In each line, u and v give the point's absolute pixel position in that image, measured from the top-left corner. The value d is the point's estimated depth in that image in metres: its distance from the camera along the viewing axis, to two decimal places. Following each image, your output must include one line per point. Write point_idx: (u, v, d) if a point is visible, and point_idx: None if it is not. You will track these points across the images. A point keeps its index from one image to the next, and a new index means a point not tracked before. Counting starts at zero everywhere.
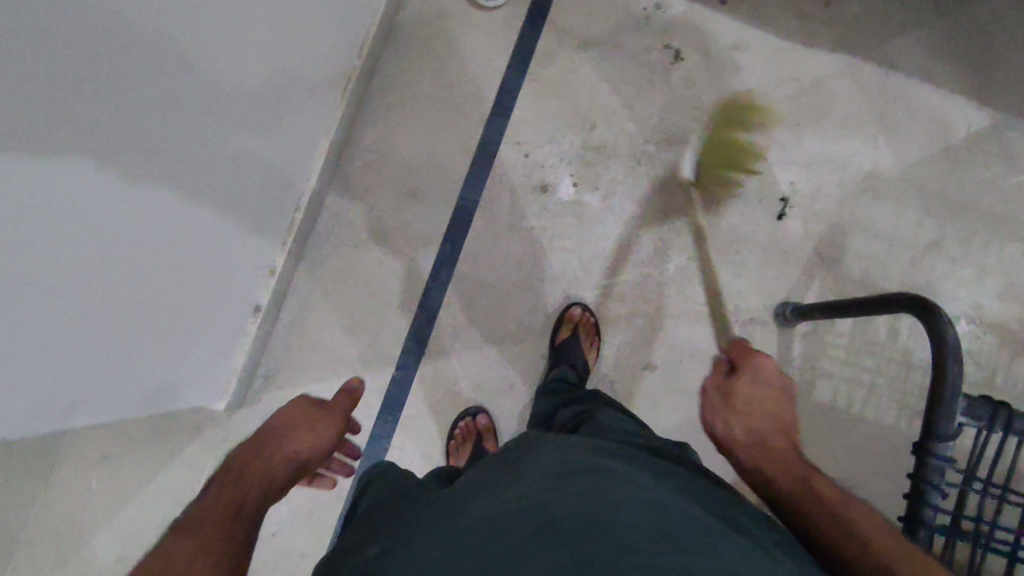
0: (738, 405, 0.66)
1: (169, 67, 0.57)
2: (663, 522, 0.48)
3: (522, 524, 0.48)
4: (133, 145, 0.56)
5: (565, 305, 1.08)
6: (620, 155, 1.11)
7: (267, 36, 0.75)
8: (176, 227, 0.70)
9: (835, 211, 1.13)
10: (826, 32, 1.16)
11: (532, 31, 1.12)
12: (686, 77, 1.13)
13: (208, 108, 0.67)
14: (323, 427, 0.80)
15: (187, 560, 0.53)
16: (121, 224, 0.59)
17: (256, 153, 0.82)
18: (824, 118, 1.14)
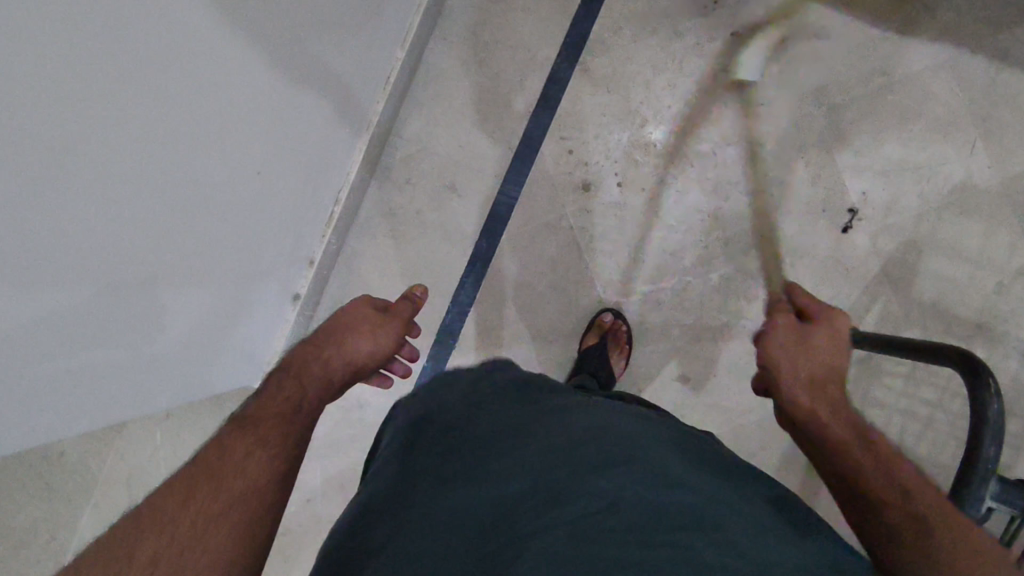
0: (807, 349, 0.64)
1: (180, 50, 0.60)
2: (665, 493, 0.49)
3: (526, 503, 0.49)
4: (156, 117, 0.60)
5: (598, 310, 1.06)
6: (671, 154, 1.05)
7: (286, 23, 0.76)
8: (216, 177, 0.74)
9: (911, 226, 1.01)
10: (927, 18, 1.02)
11: (586, 18, 1.07)
12: (752, 70, 1.04)
13: (235, 78, 0.70)
14: (388, 330, 0.78)
15: (241, 456, 0.54)
16: (159, 172, 0.63)
17: (300, 109, 0.86)
18: (912, 119, 1.02)
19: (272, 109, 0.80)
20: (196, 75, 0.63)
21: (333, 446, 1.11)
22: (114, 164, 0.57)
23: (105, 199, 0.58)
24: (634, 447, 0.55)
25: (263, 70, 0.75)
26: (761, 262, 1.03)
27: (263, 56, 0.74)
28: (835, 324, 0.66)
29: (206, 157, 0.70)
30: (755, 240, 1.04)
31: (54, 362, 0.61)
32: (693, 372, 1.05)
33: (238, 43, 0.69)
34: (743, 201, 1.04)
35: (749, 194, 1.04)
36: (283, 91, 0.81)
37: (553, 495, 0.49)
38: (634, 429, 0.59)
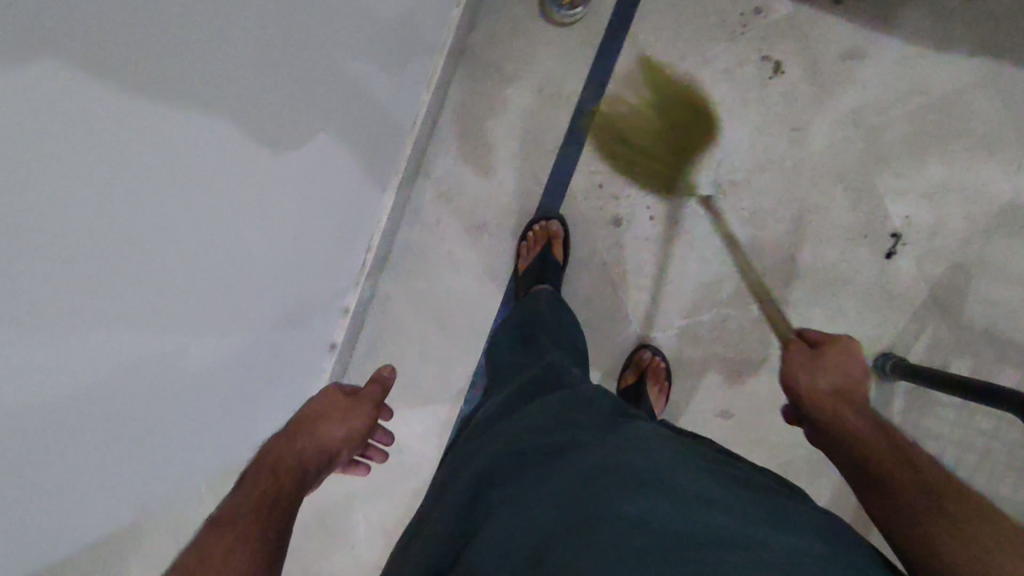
0: (823, 364, 0.65)
1: (238, 135, 0.60)
2: (700, 518, 0.51)
3: (561, 530, 0.52)
4: (212, 200, 0.60)
5: (637, 346, 1.04)
6: (704, 185, 1.03)
7: (326, 91, 0.76)
8: (261, 244, 0.75)
9: (958, 249, 0.98)
10: (968, 33, 0.98)
11: (612, 48, 1.05)
12: (786, 95, 1.01)
13: (284, 152, 0.71)
14: (361, 411, 0.83)
15: (221, 559, 0.56)
16: (213, 251, 0.64)
17: (343, 171, 0.89)
18: (955, 138, 0.98)
19: (318, 175, 0.83)
20: (254, 167, 0.66)
21: (375, 491, 1.10)
22: (173, 249, 0.57)
23: (173, 301, 0.61)
24: (655, 463, 0.57)
25: (311, 150, 0.77)
26: (802, 291, 1.01)
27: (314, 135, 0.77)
28: (848, 343, 0.66)
29: (261, 239, 0.74)
30: (794, 270, 1.01)
31: (123, 462, 0.64)
32: (737, 406, 1.02)
33: (287, 132, 0.71)
34: (780, 230, 1.02)
35: (787, 223, 1.01)
36: (327, 165, 0.84)
37: (586, 520, 0.52)
38: (660, 442, 0.62)
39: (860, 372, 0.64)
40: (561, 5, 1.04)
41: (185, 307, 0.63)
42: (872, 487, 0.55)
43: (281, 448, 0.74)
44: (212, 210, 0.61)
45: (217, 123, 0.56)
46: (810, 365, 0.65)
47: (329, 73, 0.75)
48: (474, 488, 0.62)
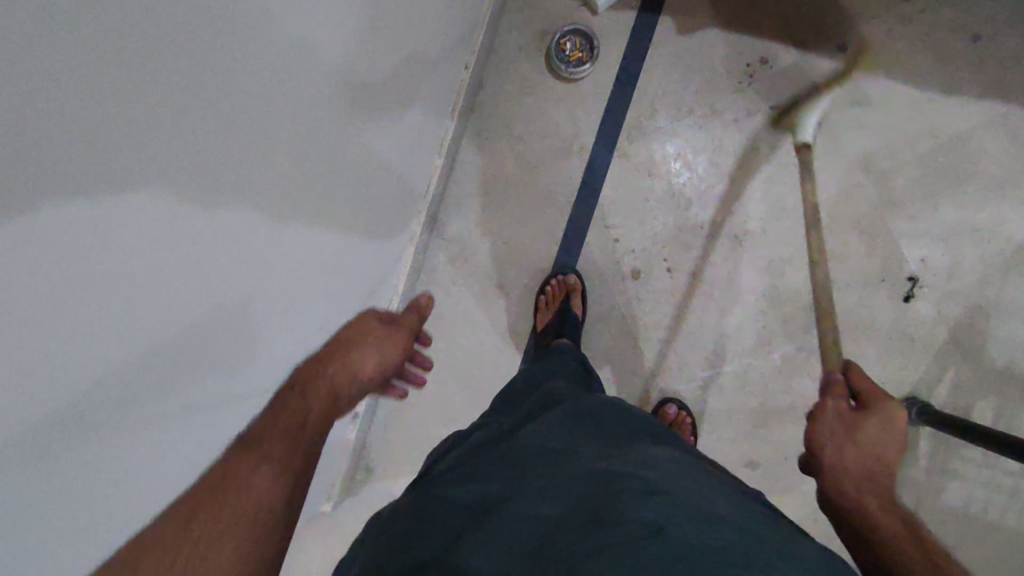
0: (858, 435, 0.64)
1: (267, 232, 0.58)
2: (717, 528, 0.45)
3: (568, 527, 0.46)
4: (243, 298, 0.57)
5: (660, 400, 1.04)
6: (719, 235, 1.03)
7: (351, 180, 0.76)
8: (287, 334, 0.72)
9: (975, 290, 0.99)
10: (975, 75, 0.99)
11: (620, 102, 1.05)
12: (796, 143, 1.02)
13: (310, 239, 0.69)
14: (398, 338, 0.78)
15: (243, 480, 0.46)
16: (242, 352, 0.61)
17: (359, 247, 0.86)
18: (966, 180, 0.99)
19: (340, 256, 0.80)
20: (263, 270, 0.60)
21: None
22: (207, 362, 0.54)
23: (183, 422, 0.53)
24: (678, 482, 0.50)
25: (325, 237, 0.73)
26: None
27: (331, 224, 0.74)
28: (891, 413, 0.65)
29: (274, 327, 0.67)
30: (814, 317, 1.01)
31: None
32: (763, 455, 1.03)
33: (301, 226, 0.65)
34: (798, 277, 1.02)
35: (804, 270, 1.02)
36: (340, 244, 0.79)
37: (597, 521, 0.45)
38: (685, 465, 0.55)
39: (894, 451, 0.63)
40: (567, 60, 1.04)
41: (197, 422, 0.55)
42: (869, 545, 0.54)
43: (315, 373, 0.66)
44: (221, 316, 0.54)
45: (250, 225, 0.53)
46: (843, 430, 0.65)
47: (354, 166, 0.75)
48: (468, 487, 0.55)
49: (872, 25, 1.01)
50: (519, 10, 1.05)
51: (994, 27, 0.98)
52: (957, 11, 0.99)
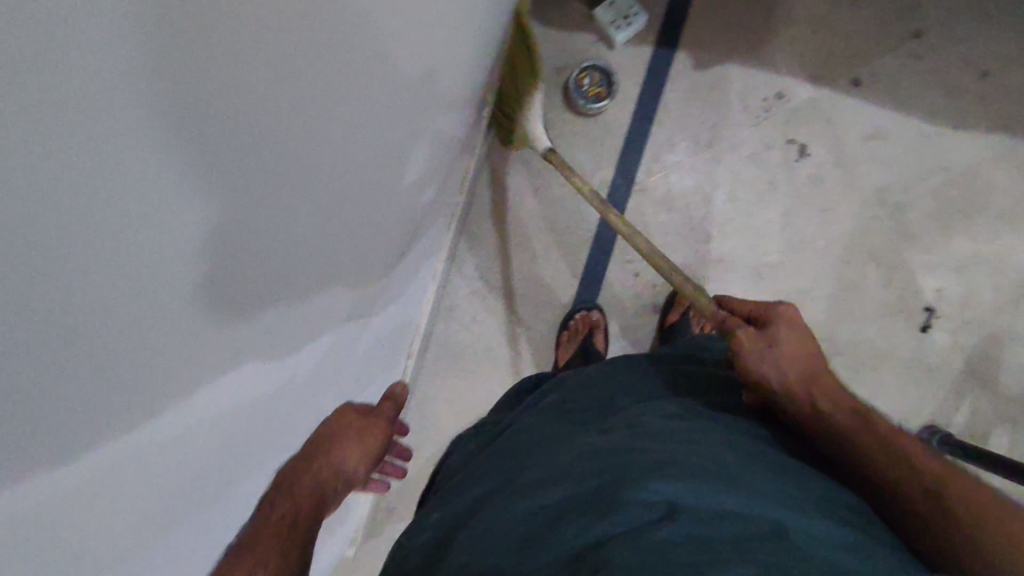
0: (783, 350, 0.60)
1: (337, 241, 0.58)
2: (727, 496, 0.45)
3: (576, 506, 0.47)
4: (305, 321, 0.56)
5: (668, 304, 1.03)
6: (740, 267, 1.04)
7: (398, 214, 0.75)
8: (347, 347, 0.72)
9: (990, 319, 1.01)
10: (985, 109, 1.01)
11: (639, 137, 1.05)
12: (813, 176, 1.03)
13: (371, 249, 0.69)
14: (371, 435, 0.80)
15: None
16: (302, 375, 0.61)
17: (406, 269, 0.87)
18: (980, 211, 1.01)
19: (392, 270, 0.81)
20: (331, 283, 0.60)
21: None
22: (263, 395, 0.53)
23: (255, 436, 0.55)
24: (697, 451, 0.51)
25: (383, 244, 0.73)
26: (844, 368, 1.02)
27: (387, 237, 0.74)
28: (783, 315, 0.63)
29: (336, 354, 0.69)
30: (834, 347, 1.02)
31: None
32: None
33: (365, 233, 0.65)
34: (818, 308, 1.03)
35: (823, 301, 1.03)
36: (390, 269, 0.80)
37: (603, 499, 0.46)
38: (704, 424, 0.56)
39: (812, 346, 0.62)
40: (586, 96, 1.04)
41: (266, 439, 0.58)
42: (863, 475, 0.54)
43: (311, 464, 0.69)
44: (294, 339, 0.55)
45: (325, 232, 0.53)
46: (768, 353, 0.60)
47: (395, 214, 0.74)
48: (491, 480, 0.58)
49: (884, 60, 1.02)
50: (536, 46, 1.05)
51: (1002, 61, 1.01)
52: (966, 47, 1.02)
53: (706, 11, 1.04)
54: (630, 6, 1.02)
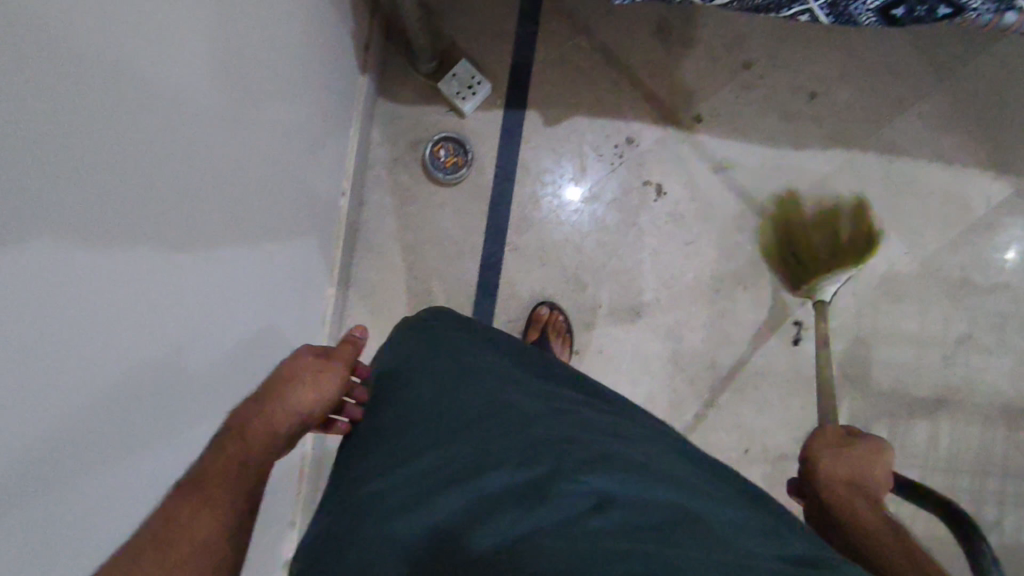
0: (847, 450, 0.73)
1: (183, 179, 0.55)
2: (656, 488, 0.50)
3: (515, 497, 0.49)
4: (163, 237, 0.53)
5: (534, 305, 1.06)
6: (618, 310, 1.07)
7: (257, 207, 0.73)
8: (230, 284, 0.68)
9: (854, 323, 1.07)
10: (818, 128, 1.08)
11: (503, 199, 1.07)
12: (673, 213, 1.07)
13: (232, 215, 0.66)
14: (326, 380, 0.65)
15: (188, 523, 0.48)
16: (177, 300, 0.56)
17: (284, 248, 0.82)
18: (830, 223, 1.07)
19: (267, 226, 0.77)
20: (185, 228, 0.56)
21: None
22: (131, 320, 0.49)
23: (135, 383, 0.50)
24: (622, 446, 0.56)
25: (246, 199, 0.70)
26: (729, 391, 1.07)
27: (250, 208, 0.71)
28: (876, 443, 0.73)
29: (215, 273, 0.64)
30: (718, 373, 1.07)
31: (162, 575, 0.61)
32: None
33: (218, 204, 0.63)
34: (698, 338, 1.07)
35: (701, 331, 1.07)
36: (261, 258, 0.76)
37: (541, 494, 0.48)
38: (602, 425, 0.62)
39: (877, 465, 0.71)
40: (443, 167, 1.05)
41: (168, 418, 0.56)
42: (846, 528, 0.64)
43: (267, 410, 0.61)
44: (158, 317, 0.53)
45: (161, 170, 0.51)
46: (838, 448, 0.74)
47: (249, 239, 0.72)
48: (433, 449, 0.57)
49: (719, 95, 1.08)
50: (386, 124, 1.06)
51: (824, 83, 1.08)
52: (792, 73, 1.08)
53: (547, 69, 1.07)
54: (472, 75, 1.04)
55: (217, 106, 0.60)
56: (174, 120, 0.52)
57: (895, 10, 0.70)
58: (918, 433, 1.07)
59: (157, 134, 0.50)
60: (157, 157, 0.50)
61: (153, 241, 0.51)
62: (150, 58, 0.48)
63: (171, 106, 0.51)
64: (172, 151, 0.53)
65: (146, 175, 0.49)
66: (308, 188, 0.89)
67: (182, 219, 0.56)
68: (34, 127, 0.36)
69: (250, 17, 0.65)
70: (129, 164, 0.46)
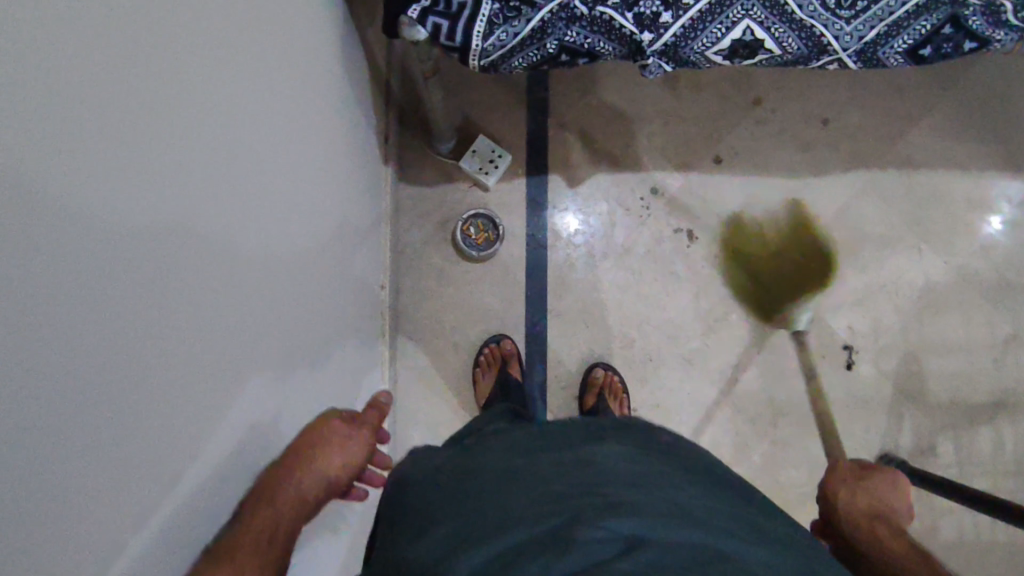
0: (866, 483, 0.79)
1: (268, 302, 0.55)
2: (690, 534, 0.47)
3: (533, 549, 0.46)
4: (263, 349, 0.54)
5: (588, 367, 1.05)
6: (669, 360, 1.07)
7: (318, 319, 0.72)
8: (305, 379, 0.68)
9: (902, 339, 1.07)
10: (835, 153, 1.09)
11: (538, 266, 1.06)
12: (708, 255, 1.08)
13: (300, 331, 0.66)
14: (355, 447, 0.68)
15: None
16: (274, 393, 0.57)
17: (340, 350, 0.81)
18: (862, 245, 1.08)
19: (328, 333, 0.76)
20: (272, 348, 0.57)
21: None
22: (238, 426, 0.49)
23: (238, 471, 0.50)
24: (652, 492, 0.52)
25: (310, 312, 0.69)
26: (791, 426, 1.06)
27: (313, 321, 0.70)
28: (894, 477, 0.81)
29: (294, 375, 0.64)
30: (776, 410, 1.06)
31: None
32: None
33: (290, 327, 0.62)
34: (752, 377, 1.06)
35: (754, 369, 1.06)
36: (323, 375, 0.75)
37: (563, 542, 0.45)
38: (663, 467, 0.58)
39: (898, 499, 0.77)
40: (475, 244, 1.04)
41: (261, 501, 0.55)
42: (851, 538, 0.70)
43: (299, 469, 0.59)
44: (260, 412, 0.53)
45: (256, 298, 0.52)
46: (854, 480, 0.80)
47: (315, 355, 0.71)
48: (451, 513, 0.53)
49: (735, 134, 1.09)
50: (412, 207, 1.06)
51: (835, 108, 1.10)
52: (802, 103, 1.09)
53: (562, 132, 1.08)
54: (492, 149, 1.05)
55: (281, 239, 0.59)
56: (251, 259, 0.50)
57: (923, 50, 0.73)
58: (983, 439, 1.07)
59: (237, 279, 0.47)
60: (246, 293, 0.49)
61: (239, 387, 0.48)
62: (232, 201, 0.46)
63: (254, 244, 0.51)
64: (258, 291, 0.52)
65: (240, 319, 0.48)
66: (354, 289, 0.87)
67: (261, 349, 0.54)
68: (172, 297, 0.37)
69: (299, 146, 0.65)
70: (218, 325, 0.44)
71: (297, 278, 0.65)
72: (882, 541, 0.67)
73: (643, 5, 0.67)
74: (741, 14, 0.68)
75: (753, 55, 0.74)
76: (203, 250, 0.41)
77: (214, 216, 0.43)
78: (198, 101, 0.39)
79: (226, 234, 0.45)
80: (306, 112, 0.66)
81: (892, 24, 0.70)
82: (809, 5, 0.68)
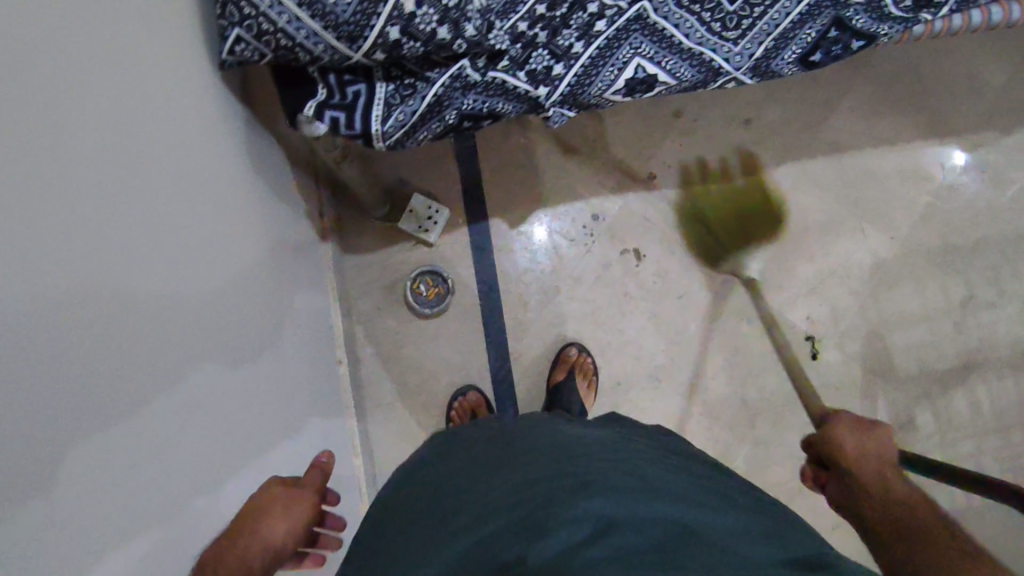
0: (864, 441, 0.73)
1: (191, 402, 0.55)
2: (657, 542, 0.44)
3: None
4: (182, 439, 0.52)
5: (563, 346, 1.06)
6: (640, 382, 1.07)
7: (270, 412, 0.72)
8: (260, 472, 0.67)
9: (862, 319, 1.09)
10: (763, 149, 1.11)
11: (494, 312, 1.07)
12: (658, 271, 1.09)
13: (250, 430, 0.66)
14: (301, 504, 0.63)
15: None
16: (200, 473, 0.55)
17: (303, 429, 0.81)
18: (806, 234, 1.09)
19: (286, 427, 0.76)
20: (203, 442, 0.56)
21: None
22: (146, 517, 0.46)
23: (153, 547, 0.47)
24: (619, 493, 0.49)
25: (259, 409, 0.69)
26: (770, 425, 1.07)
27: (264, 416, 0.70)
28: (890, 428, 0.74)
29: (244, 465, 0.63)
30: (751, 411, 1.07)
31: None
32: None
33: (233, 427, 0.62)
34: (722, 384, 1.07)
35: (722, 375, 1.07)
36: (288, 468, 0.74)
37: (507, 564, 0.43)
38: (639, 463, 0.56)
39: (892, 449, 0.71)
40: (427, 301, 1.05)
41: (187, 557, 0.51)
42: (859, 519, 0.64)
43: (238, 542, 0.54)
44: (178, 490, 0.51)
45: (168, 398, 0.51)
46: (855, 436, 0.74)
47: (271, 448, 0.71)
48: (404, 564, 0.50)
49: (663, 149, 1.10)
50: (361, 275, 1.06)
51: (755, 107, 1.11)
52: (722, 107, 1.11)
53: (494, 176, 1.09)
54: (428, 206, 1.05)
55: (212, 361, 0.59)
56: (160, 373, 0.50)
57: (813, 56, 0.74)
58: (958, 404, 1.08)
59: (142, 423, 0.46)
60: (156, 402, 0.49)
61: (148, 526, 0.46)
62: (121, 347, 0.45)
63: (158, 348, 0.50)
64: (177, 402, 0.52)
65: (147, 427, 0.47)
66: (311, 372, 0.88)
67: (187, 446, 0.53)
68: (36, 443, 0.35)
69: (216, 239, 0.65)
70: (122, 462, 0.43)
71: (238, 374, 0.65)
72: (889, 508, 0.61)
73: (532, 62, 0.69)
74: (631, 52, 0.71)
75: (651, 89, 0.75)
76: (74, 403, 0.39)
77: (92, 353, 0.42)
78: (47, 263, 0.38)
79: (117, 379, 0.44)
80: (219, 211, 0.67)
81: (779, 36, 0.72)
82: (694, 33, 0.70)
